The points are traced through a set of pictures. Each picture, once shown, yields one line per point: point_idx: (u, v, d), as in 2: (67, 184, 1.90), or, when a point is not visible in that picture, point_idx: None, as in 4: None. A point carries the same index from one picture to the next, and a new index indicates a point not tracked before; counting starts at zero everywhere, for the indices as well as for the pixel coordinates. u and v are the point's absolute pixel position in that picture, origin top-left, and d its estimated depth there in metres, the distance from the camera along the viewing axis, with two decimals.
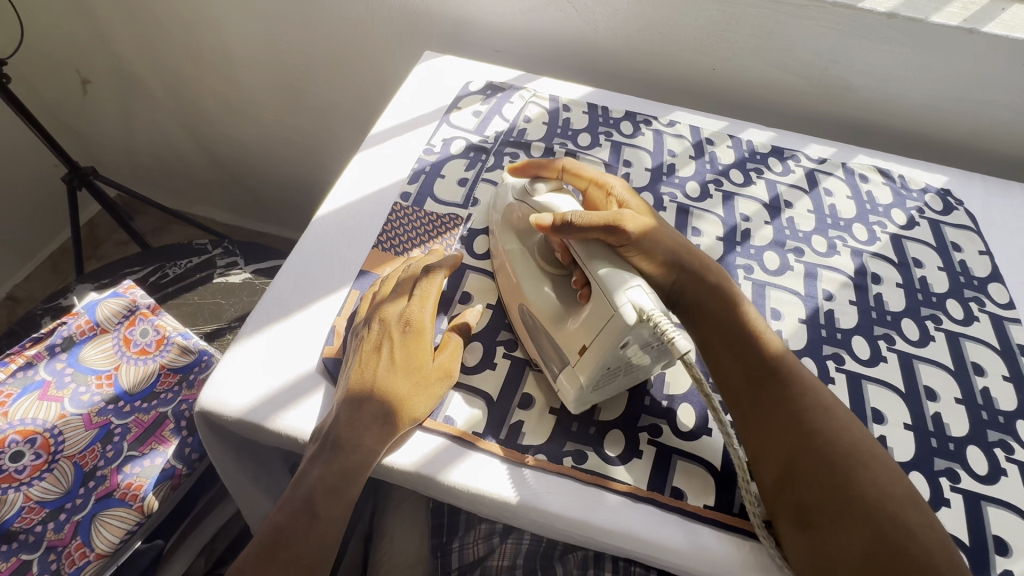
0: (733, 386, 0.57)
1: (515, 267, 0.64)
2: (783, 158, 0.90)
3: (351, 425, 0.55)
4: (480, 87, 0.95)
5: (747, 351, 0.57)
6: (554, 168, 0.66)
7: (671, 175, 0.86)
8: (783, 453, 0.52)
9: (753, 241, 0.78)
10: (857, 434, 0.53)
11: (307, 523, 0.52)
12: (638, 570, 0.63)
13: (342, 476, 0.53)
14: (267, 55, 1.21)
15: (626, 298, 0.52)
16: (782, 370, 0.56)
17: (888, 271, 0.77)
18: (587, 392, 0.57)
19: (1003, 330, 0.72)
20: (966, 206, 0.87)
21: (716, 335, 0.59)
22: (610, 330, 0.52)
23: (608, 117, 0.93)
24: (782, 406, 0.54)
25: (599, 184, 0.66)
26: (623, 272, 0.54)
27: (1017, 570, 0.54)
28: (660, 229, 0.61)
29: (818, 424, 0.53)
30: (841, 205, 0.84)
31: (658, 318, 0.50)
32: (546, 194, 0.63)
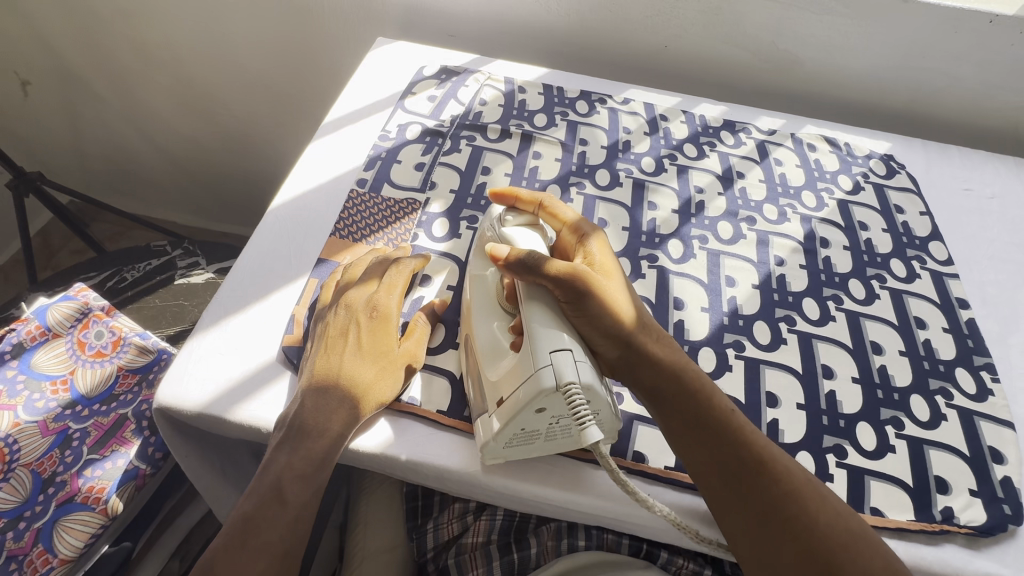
0: (703, 476, 0.52)
1: (473, 298, 0.62)
2: (734, 131, 0.92)
3: (319, 411, 0.55)
4: (434, 72, 0.95)
5: (710, 438, 0.52)
6: (529, 203, 0.63)
7: (626, 152, 0.87)
8: (757, 544, 0.49)
9: (707, 212, 0.80)
10: (836, 520, 0.49)
11: (270, 523, 0.51)
12: (610, 536, 0.67)
13: (311, 466, 0.53)
14: (215, 46, 1.18)
15: (550, 360, 0.50)
16: (750, 457, 0.51)
17: (835, 234, 0.80)
18: (498, 447, 0.54)
19: (943, 285, 0.76)
20: (908, 170, 0.90)
21: (677, 422, 0.54)
22: (526, 391, 0.50)
23: (564, 97, 0.94)
24: (755, 493, 0.50)
25: (573, 229, 0.61)
26: (561, 335, 0.52)
27: (957, 506, 0.57)
28: (618, 292, 0.55)
29: (794, 509, 0.49)
30: (791, 173, 0.87)
31: (572, 391, 0.49)
32: (513, 226, 0.61)
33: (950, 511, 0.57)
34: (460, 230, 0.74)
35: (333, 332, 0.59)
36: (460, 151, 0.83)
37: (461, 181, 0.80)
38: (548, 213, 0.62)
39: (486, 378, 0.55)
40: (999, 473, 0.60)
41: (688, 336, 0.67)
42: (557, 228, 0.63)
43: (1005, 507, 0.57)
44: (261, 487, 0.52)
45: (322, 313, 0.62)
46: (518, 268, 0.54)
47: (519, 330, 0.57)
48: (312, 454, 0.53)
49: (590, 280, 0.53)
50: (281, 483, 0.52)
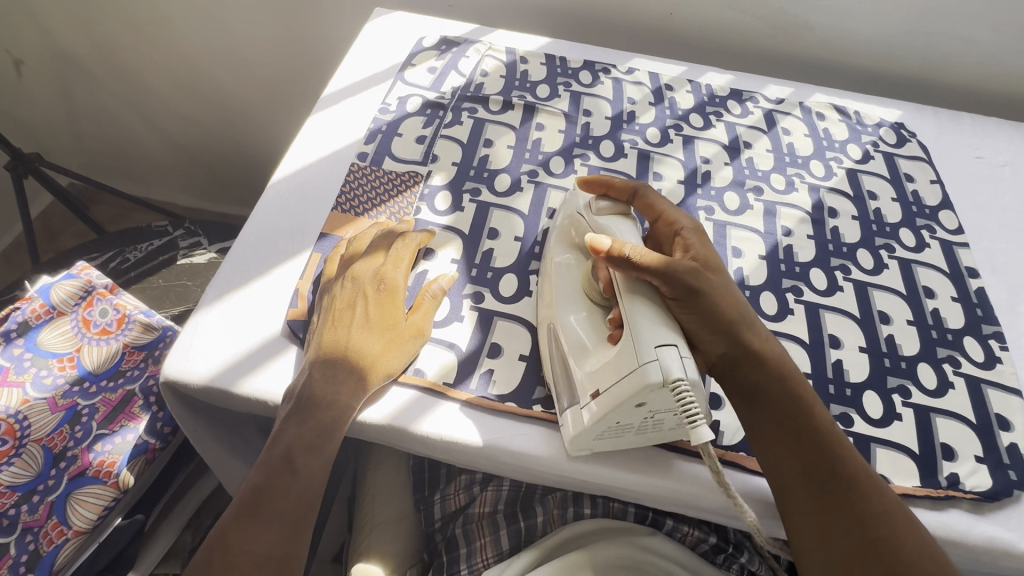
0: (791, 483, 0.52)
1: (556, 284, 0.61)
2: (741, 101, 0.90)
3: (325, 383, 0.55)
4: (434, 43, 0.92)
5: (809, 445, 0.53)
6: (625, 190, 0.63)
7: (631, 122, 0.85)
8: (840, 559, 0.50)
9: (713, 182, 0.79)
10: (917, 544, 0.50)
11: (277, 493, 0.52)
12: (616, 505, 0.68)
13: (315, 437, 0.54)
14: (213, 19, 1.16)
15: (655, 356, 0.49)
16: (846, 471, 0.52)
17: (843, 204, 0.79)
18: (587, 438, 0.54)
19: (953, 254, 0.75)
20: (919, 138, 0.88)
21: (770, 424, 0.54)
22: (628, 386, 0.49)
23: (566, 67, 0.92)
24: (844, 509, 0.51)
25: (670, 223, 0.61)
26: (665, 330, 0.51)
27: (963, 472, 0.57)
28: (725, 291, 0.55)
29: (882, 531, 0.50)
30: (799, 142, 0.85)
31: (681, 388, 0.48)
32: (608, 217, 0.60)
33: (956, 478, 0.57)
34: (463, 203, 0.73)
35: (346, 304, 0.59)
36: (462, 124, 0.82)
37: (463, 153, 0.78)
38: (644, 204, 0.62)
39: (580, 369, 0.55)
40: (1005, 440, 0.60)
41: None
42: (652, 219, 0.63)
43: (1010, 473, 0.57)
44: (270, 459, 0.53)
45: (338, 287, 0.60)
46: (623, 260, 0.53)
47: (615, 324, 0.55)
48: (319, 426, 0.54)
49: (701, 277, 0.54)
50: (290, 455, 0.53)
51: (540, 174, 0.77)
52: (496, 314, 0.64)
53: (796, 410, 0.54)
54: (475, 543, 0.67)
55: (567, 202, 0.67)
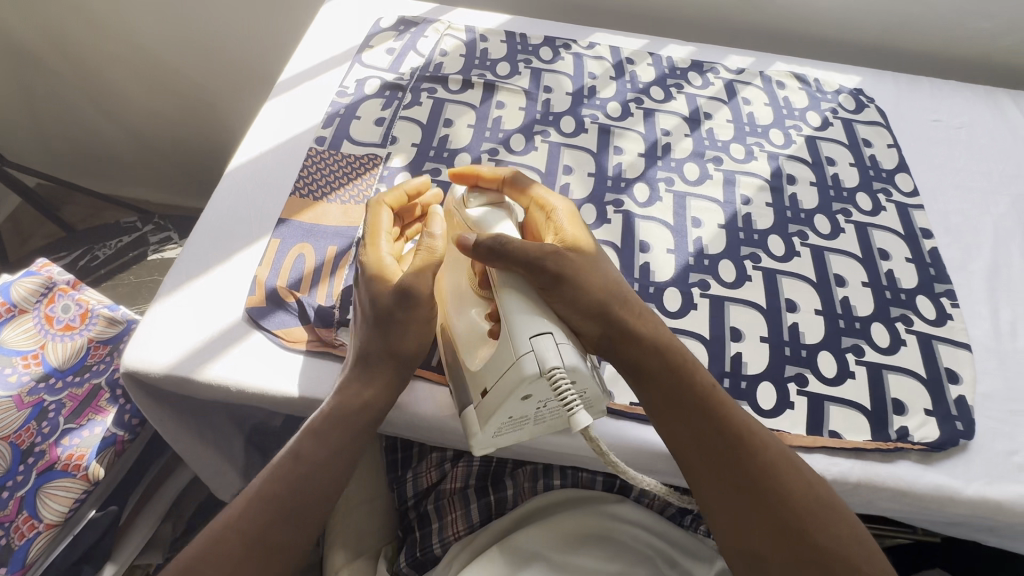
0: (688, 451, 0.53)
1: (446, 286, 0.58)
2: (702, 72, 0.90)
3: (353, 395, 0.53)
4: (392, 23, 0.91)
5: (692, 410, 0.53)
6: (492, 179, 0.59)
7: (592, 97, 0.85)
8: (742, 516, 0.51)
9: (673, 154, 0.79)
10: (808, 489, 0.52)
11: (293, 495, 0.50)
12: (585, 475, 0.70)
13: (338, 434, 0.52)
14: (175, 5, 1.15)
15: (530, 345, 0.47)
16: (729, 432, 0.53)
17: (801, 171, 0.80)
18: (487, 438, 0.52)
19: (908, 216, 0.76)
20: (877, 103, 0.89)
21: (674, 407, 0.54)
22: (508, 378, 0.48)
23: (527, 44, 0.91)
24: (739, 467, 0.52)
25: (542, 206, 0.58)
26: (534, 317, 0.49)
27: (912, 425, 0.59)
28: (599, 273, 0.53)
29: (781, 482, 0.51)
30: (759, 111, 0.86)
31: (558, 376, 0.46)
32: (476, 207, 0.56)
33: (905, 431, 0.59)
34: (422, 183, 0.73)
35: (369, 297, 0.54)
36: (421, 105, 0.81)
37: (422, 134, 0.78)
38: (515, 190, 0.59)
39: (466, 368, 0.53)
40: (954, 393, 0.62)
41: (654, 278, 0.67)
42: (525, 206, 0.60)
43: (957, 424, 0.59)
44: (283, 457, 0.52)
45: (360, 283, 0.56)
46: (487, 254, 0.50)
47: (495, 318, 0.53)
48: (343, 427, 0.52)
49: (566, 261, 0.51)
50: (302, 454, 0.51)
51: (501, 152, 0.77)
52: None
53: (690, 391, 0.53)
54: (445, 517, 0.67)
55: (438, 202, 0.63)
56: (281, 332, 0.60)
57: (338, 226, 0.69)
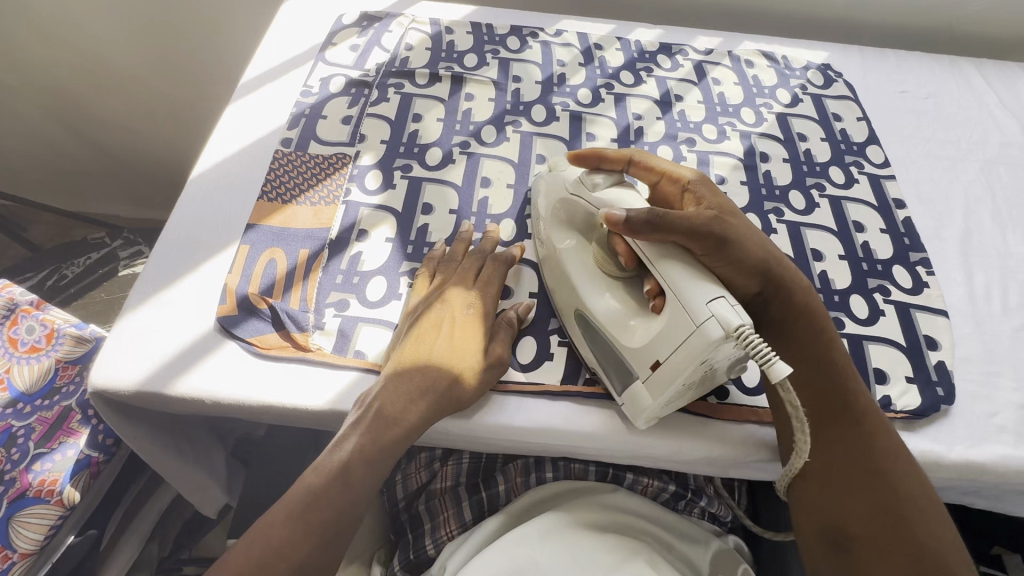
0: (802, 418, 0.55)
1: (570, 264, 0.60)
2: (671, 54, 0.90)
3: (397, 398, 0.53)
4: (354, 20, 0.89)
5: (821, 384, 0.55)
6: (618, 160, 0.61)
7: (562, 85, 0.84)
8: (837, 487, 0.52)
9: (646, 137, 0.79)
10: (915, 484, 0.51)
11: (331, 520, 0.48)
12: (577, 465, 0.69)
13: (380, 449, 0.51)
14: (133, 10, 1.11)
15: (709, 311, 0.47)
16: (858, 409, 0.54)
17: (774, 148, 0.80)
18: (658, 408, 0.54)
19: (880, 187, 0.77)
20: (844, 78, 0.90)
21: (811, 369, 0.56)
22: (689, 346, 0.48)
23: (493, 34, 0.90)
24: (848, 443, 0.53)
25: (674, 177, 0.60)
26: (709, 283, 0.49)
27: (895, 394, 0.60)
28: (750, 234, 0.55)
29: (889, 468, 0.51)
30: (729, 91, 0.86)
31: (746, 334, 0.45)
32: (606, 188, 0.58)
33: (889, 400, 0.59)
34: (394, 180, 0.72)
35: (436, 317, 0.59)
36: (388, 101, 0.80)
37: (391, 131, 0.76)
38: (641, 168, 0.61)
39: (624, 346, 0.54)
40: (934, 359, 0.62)
41: None
42: (653, 180, 0.62)
43: (938, 390, 0.60)
44: (326, 476, 0.49)
45: (421, 305, 0.60)
46: (642, 227, 0.51)
47: (655, 293, 0.54)
48: (388, 442, 0.52)
49: (726, 227, 0.53)
50: (348, 471, 0.50)
51: (472, 145, 0.76)
52: None
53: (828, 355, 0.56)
54: (438, 517, 0.67)
55: (552, 183, 0.65)
56: (254, 340, 0.58)
57: (308, 228, 0.67)
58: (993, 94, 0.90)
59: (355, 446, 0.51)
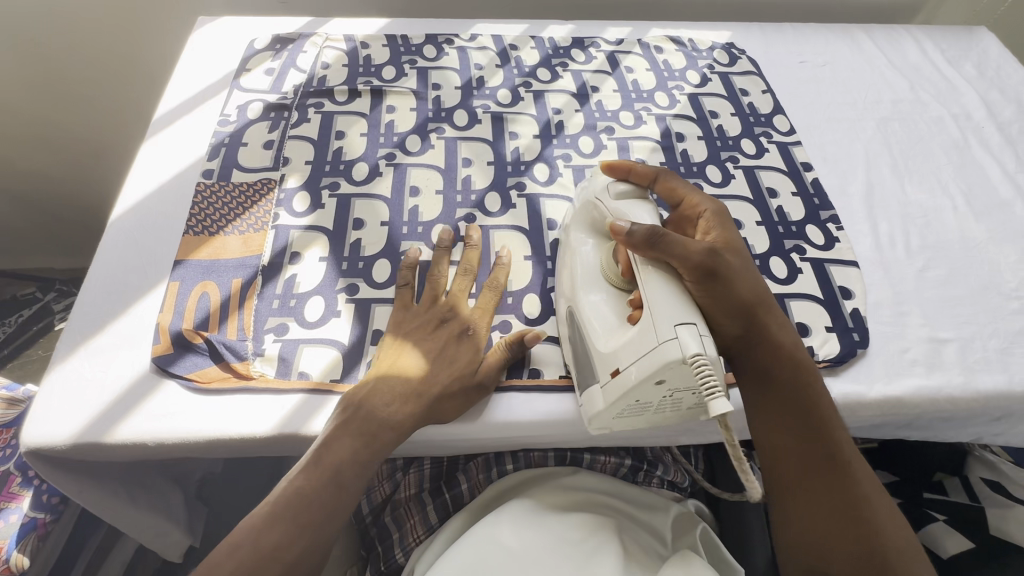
0: (783, 460, 0.55)
1: (574, 266, 0.62)
2: (584, 48, 0.93)
3: (389, 403, 0.55)
4: (266, 43, 0.89)
5: (800, 422, 0.55)
6: (645, 176, 0.62)
7: (481, 88, 0.86)
8: (820, 531, 0.52)
9: (567, 130, 0.81)
10: (898, 528, 0.51)
11: (326, 517, 0.51)
12: (537, 454, 0.70)
13: (370, 452, 0.54)
14: (38, 55, 1.08)
15: (675, 333, 0.49)
16: (835, 447, 0.54)
17: (689, 127, 0.84)
18: (607, 417, 0.56)
19: (788, 154, 0.82)
20: (748, 54, 0.95)
21: (788, 400, 0.56)
22: (649, 361, 0.50)
23: (409, 45, 0.91)
24: (830, 486, 0.53)
25: (690, 207, 0.62)
26: (680, 308, 0.51)
27: (817, 344, 0.64)
28: (745, 272, 0.57)
29: (870, 510, 0.52)
30: (642, 78, 0.90)
31: (701, 365, 0.47)
32: (624, 201, 0.60)
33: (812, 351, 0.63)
34: (322, 200, 0.72)
35: (432, 328, 0.60)
36: (309, 121, 0.80)
37: (315, 150, 0.77)
38: (665, 187, 0.63)
39: (596, 349, 0.56)
40: (849, 307, 0.67)
41: None
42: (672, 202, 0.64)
43: (854, 335, 0.65)
44: (320, 478, 0.52)
45: (417, 316, 0.61)
46: (643, 243, 0.53)
47: (637, 305, 0.55)
48: (376, 445, 0.54)
49: (719, 259, 0.54)
50: (341, 476, 0.52)
51: (398, 156, 0.77)
52: (374, 300, 0.65)
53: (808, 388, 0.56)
54: (405, 525, 0.68)
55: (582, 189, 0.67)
56: (193, 375, 0.58)
57: (239, 256, 0.66)
58: (882, 55, 0.96)
59: (346, 450, 0.53)
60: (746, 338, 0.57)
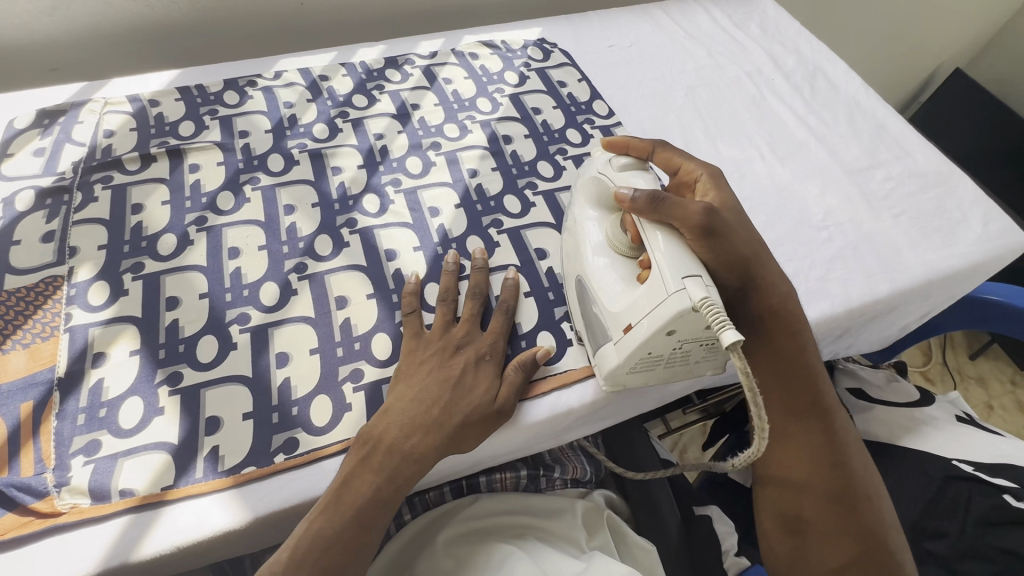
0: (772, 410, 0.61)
1: (578, 237, 0.64)
2: (398, 66, 0.91)
3: (410, 436, 0.54)
4: (31, 121, 0.78)
5: (793, 377, 0.60)
6: (644, 149, 0.66)
7: (294, 127, 0.81)
8: (799, 479, 0.59)
9: (392, 154, 0.79)
10: (866, 475, 0.59)
11: (351, 559, 0.49)
12: (433, 493, 0.70)
13: (394, 488, 0.52)
14: None
15: (683, 284, 0.50)
16: (821, 402, 0.60)
17: (514, 128, 0.84)
18: (621, 372, 0.59)
19: (612, 136, 0.85)
20: (560, 47, 0.98)
21: (788, 352, 0.60)
22: (660, 314, 0.52)
23: (206, 93, 0.84)
24: (816, 439, 0.59)
25: (687, 175, 0.66)
26: (680, 260, 0.52)
27: None
28: (744, 227, 0.60)
29: (848, 459, 0.59)
30: (462, 87, 0.89)
31: (711, 309, 0.48)
32: (629, 172, 0.62)
33: None
34: (123, 286, 0.63)
35: (444, 356, 0.58)
36: (97, 200, 0.70)
37: (108, 232, 0.68)
38: (662, 158, 0.66)
39: (606, 310, 0.58)
40: None
41: (409, 281, 0.67)
42: (670, 172, 0.67)
43: None
44: (346, 518, 0.50)
45: (428, 343, 0.60)
46: (647, 205, 0.55)
47: (644, 265, 0.58)
48: (402, 480, 0.52)
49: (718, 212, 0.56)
50: (363, 517, 0.50)
51: (209, 218, 0.70)
52: (203, 384, 0.58)
53: (801, 345, 0.60)
54: None
55: (584, 167, 0.69)
56: None
57: (26, 374, 0.57)
58: (679, 28, 1.03)
59: (370, 489, 0.51)
60: (746, 289, 0.59)
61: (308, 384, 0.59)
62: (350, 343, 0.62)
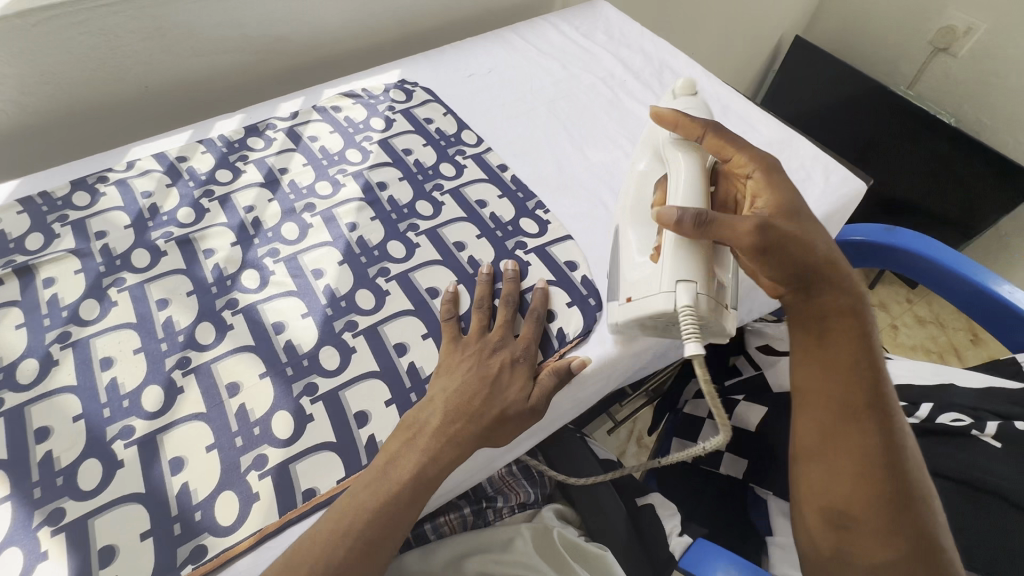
0: (814, 399, 0.60)
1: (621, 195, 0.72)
2: (260, 133, 0.90)
3: (456, 420, 0.57)
4: None
5: (845, 371, 0.58)
6: (694, 130, 0.67)
7: (156, 216, 0.77)
8: (843, 472, 0.56)
9: (266, 224, 0.77)
10: (926, 485, 0.55)
11: (382, 535, 0.52)
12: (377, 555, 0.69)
13: (434, 471, 0.55)
14: None
15: (678, 285, 0.58)
16: (879, 400, 0.57)
17: (388, 173, 0.85)
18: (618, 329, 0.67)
19: (484, 162, 0.87)
20: (421, 85, 1.00)
21: (840, 348, 0.59)
22: (652, 301, 0.60)
23: (52, 199, 0.78)
24: (868, 433, 0.56)
25: (738, 165, 0.65)
26: (686, 263, 0.59)
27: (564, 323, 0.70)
28: (806, 241, 0.58)
29: (907, 460, 0.55)
30: (329, 141, 0.89)
31: (686, 317, 0.57)
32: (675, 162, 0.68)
33: (563, 330, 0.69)
34: None
35: (484, 357, 0.62)
36: None
37: None
38: (715, 142, 0.66)
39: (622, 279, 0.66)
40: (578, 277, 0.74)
41: (302, 351, 0.65)
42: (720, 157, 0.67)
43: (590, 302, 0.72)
44: (386, 493, 0.53)
45: (467, 344, 0.64)
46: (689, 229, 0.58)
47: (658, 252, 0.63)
48: (443, 462, 0.55)
49: (779, 223, 0.57)
50: (400, 496, 0.53)
51: (73, 332, 0.65)
52: (90, 513, 0.54)
53: (859, 344, 0.59)
54: None
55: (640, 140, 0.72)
56: None
57: None
58: (532, 47, 1.09)
59: (412, 466, 0.55)
60: (811, 287, 0.60)
61: (208, 483, 0.56)
62: (249, 429, 0.60)
